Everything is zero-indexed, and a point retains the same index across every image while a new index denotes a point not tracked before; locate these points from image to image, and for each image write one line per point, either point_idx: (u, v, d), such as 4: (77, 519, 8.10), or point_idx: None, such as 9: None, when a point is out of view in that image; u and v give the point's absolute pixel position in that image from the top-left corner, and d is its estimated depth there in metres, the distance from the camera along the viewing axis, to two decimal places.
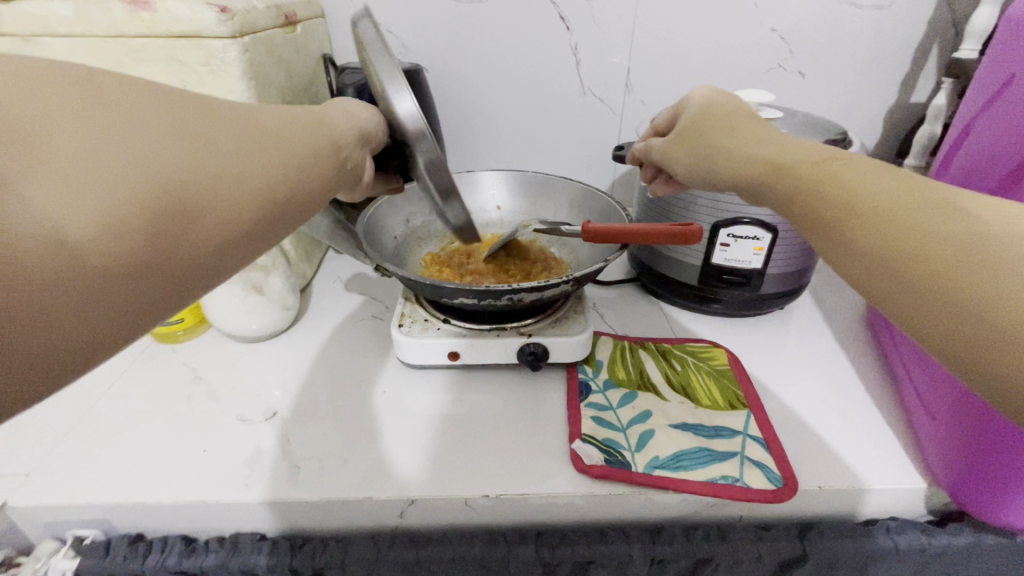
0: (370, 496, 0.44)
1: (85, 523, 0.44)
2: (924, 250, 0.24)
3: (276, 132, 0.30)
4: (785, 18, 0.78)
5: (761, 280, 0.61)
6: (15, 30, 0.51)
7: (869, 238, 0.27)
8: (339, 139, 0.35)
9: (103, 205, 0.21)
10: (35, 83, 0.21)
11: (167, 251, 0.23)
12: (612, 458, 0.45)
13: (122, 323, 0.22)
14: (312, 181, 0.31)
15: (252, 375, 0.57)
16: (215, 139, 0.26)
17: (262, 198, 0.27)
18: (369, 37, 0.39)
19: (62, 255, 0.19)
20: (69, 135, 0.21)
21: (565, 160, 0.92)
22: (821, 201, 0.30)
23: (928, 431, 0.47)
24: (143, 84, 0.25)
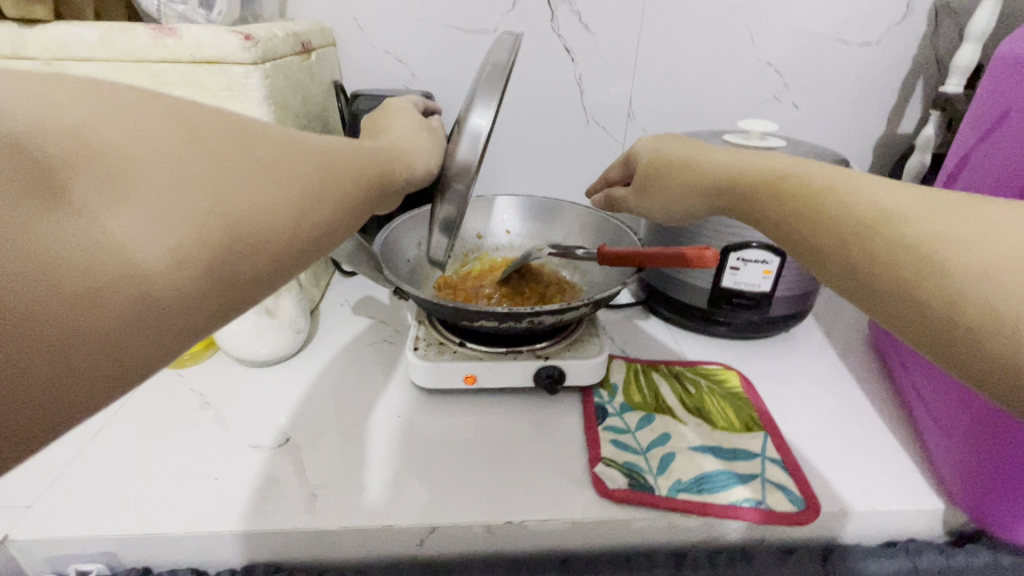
0: (392, 523, 0.43)
1: (90, 556, 0.42)
2: (911, 271, 0.27)
3: (332, 158, 0.31)
4: (779, 53, 0.82)
5: (769, 303, 0.62)
6: (37, 55, 0.49)
7: (861, 260, 0.29)
8: (388, 166, 0.37)
9: (167, 235, 0.23)
10: (133, 116, 0.24)
11: (218, 277, 0.25)
12: (635, 481, 0.45)
13: (170, 342, 0.24)
14: (356, 207, 0.32)
15: (264, 400, 0.56)
16: (276, 168, 0.28)
17: (309, 226, 0.29)
18: (497, 61, 0.41)
19: (125, 284, 0.22)
20: (146, 169, 0.23)
21: (569, 186, 0.94)
22: (793, 215, 0.34)
23: (941, 450, 0.48)
24: (218, 117, 0.27)
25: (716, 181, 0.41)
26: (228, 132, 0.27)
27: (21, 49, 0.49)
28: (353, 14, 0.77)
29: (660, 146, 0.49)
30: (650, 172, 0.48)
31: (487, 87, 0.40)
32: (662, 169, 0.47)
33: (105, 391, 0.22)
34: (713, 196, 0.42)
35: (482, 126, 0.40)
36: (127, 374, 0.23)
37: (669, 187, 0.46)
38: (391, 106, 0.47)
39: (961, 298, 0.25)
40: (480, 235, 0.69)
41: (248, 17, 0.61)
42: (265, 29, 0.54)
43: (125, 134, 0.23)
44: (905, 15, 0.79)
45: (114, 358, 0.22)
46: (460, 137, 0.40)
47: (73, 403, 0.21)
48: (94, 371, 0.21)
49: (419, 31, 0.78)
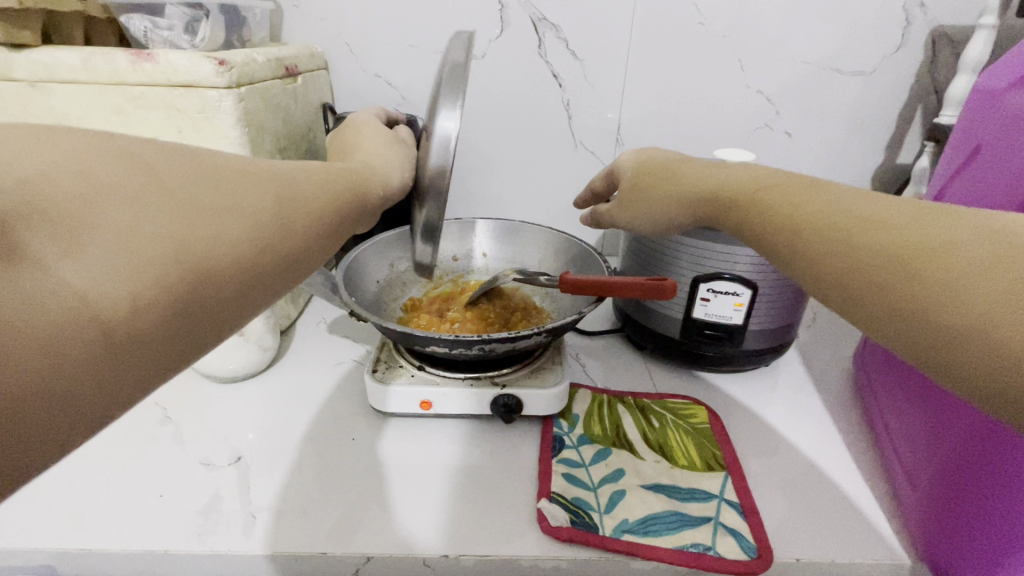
0: (327, 551, 0.42)
1: (28, 569, 0.43)
2: (881, 276, 0.26)
3: (301, 186, 0.30)
4: (770, 81, 0.81)
5: (743, 336, 0.60)
6: (24, 76, 0.52)
7: (837, 267, 0.28)
8: (368, 189, 0.36)
9: (129, 279, 0.21)
10: (79, 153, 0.21)
11: (184, 317, 0.23)
12: (580, 519, 0.43)
13: (131, 390, 0.22)
14: (325, 236, 0.31)
15: (224, 417, 0.56)
16: (241, 200, 0.26)
17: (276, 258, 0.27)
18: (455, 58, 0.38)
19: (84, 333, 0.19)
20: (109, 212, 0.21)
21: (557, 209, 0.93)
22: (778, 231, 0.33)
23: (910, 504, 0.45)
24: (176, 150, 0.25)
25: (702, 193, 0.40)
26: (192, 165, 0.25)
27: (9, 71, 0.52)
28: (346, 39, 0.79)
29: (646, 162, 0.47)
30: (633, 188, 0.48)
31: (449, 88, 0.37)
32: (649, 183, 0.46)
33: (56, 455, 0.20)
34: (700, 207, 0.41)
35: (450, 130, 0.36)
36: (85, 430, 0.20)
37: (658, 199, 0.45)
38: (354, 124, 0.46)
39: (926, 302, 0.24)
40: (456, 258, 0.69)
41: (235, 42, 0.63)
42: (244, 54, 0.56)
43: (78, 175, 0.21)
44: (901, 45, 0.77)
45: (71, 414, 0.20)
46: (430, 144, 0.37)
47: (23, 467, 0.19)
48: (50, 432, 0.19)
49: (408, 56, 0.80)
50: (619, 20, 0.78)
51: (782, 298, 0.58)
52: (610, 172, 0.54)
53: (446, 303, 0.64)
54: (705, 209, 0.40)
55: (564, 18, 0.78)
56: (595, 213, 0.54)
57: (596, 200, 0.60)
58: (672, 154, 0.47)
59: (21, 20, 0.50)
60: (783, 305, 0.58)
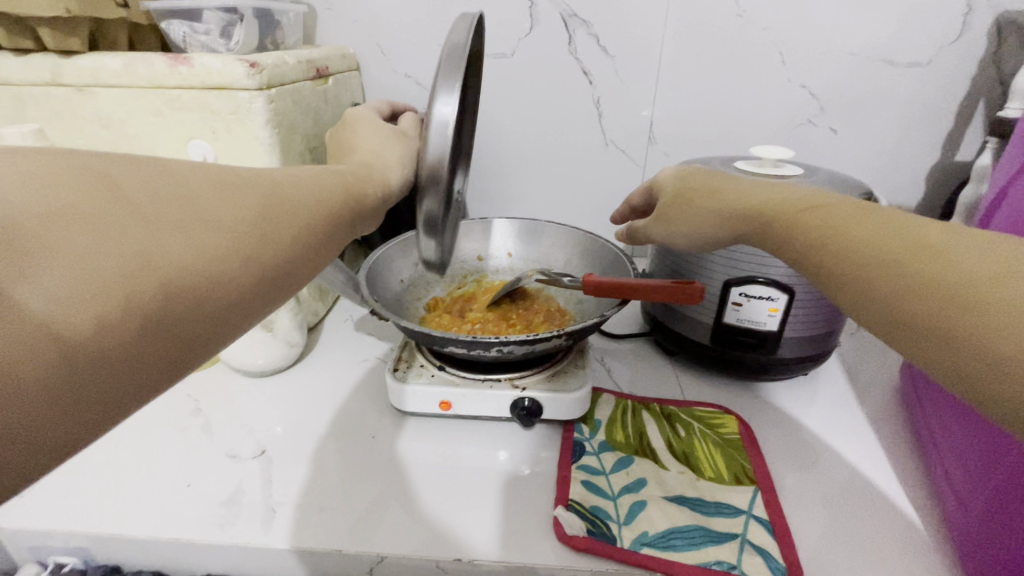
0: (341, 549, 0.42)
1: (66, 550, 0.45)
2: (931, 304, 0.25)
3: (284, 196, 0.31)
4: (815, 75, 0.77)
5: (778, 343, 0.57)
6: (72, 81, 0.55)
7: (885, 296, 0.27)
8: (366, 193, 0.37)
9: (95, 301, 0.21)
10: (50, 176, 0.22)
11: (156, 334, 0.23)
12: (597, 530, 0.42)
13: (102, 410, 0.22)
14: (311, 248, 0.31)
15: (251, 411, 0.57)
16: (217, 217, 0.26)
17: (256, 273, 0.28)
18: (450, 40, 0.37)
19: (47, 355, 0.20)
20: (73, 233, 0.21)
21: (586, 209, 0.92)
22: (821, 250, 0.32)
23: (958, 527, 0.42)
24: (151, 169, 0.25)
25: (742, 211, 0.39)
26: (165, 182, 0.25)
27: (58, 77, 0.55)
28: (377, 40, 0.80)
29: (684, 176, 0.46)
30: (673, 201, 0.45)
31: (445, 71, 0.36)
32: (689, 200, 0.44)
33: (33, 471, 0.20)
34: (742, 224, 0.40)
35: (448, 115, 0.36)
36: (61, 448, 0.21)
37: (694, 216, 0.43)
38: (351, 120, 0.46)
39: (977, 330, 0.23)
40: (481, 257, 0.68)
41: (269, 45, 0.65)
42: (275, 56, 0.57)
43: (44, 197, 0.21)
44: (962, 33, 0.72)
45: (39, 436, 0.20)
46: (429, 133, 0.36)
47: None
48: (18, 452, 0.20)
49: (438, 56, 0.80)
50: (652, 14, 0.75)
51: (821, 303, 0.54)
52: (647, 188, 0.53)
53: (468, 303, 0.63)
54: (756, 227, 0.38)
55: (594, 14, 0.76)
56: (630, 228, 0.52)
57: (633, 214, 0.58)
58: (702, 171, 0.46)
59: (70, 29, 0.53)
60: (822, 311, 0.55)
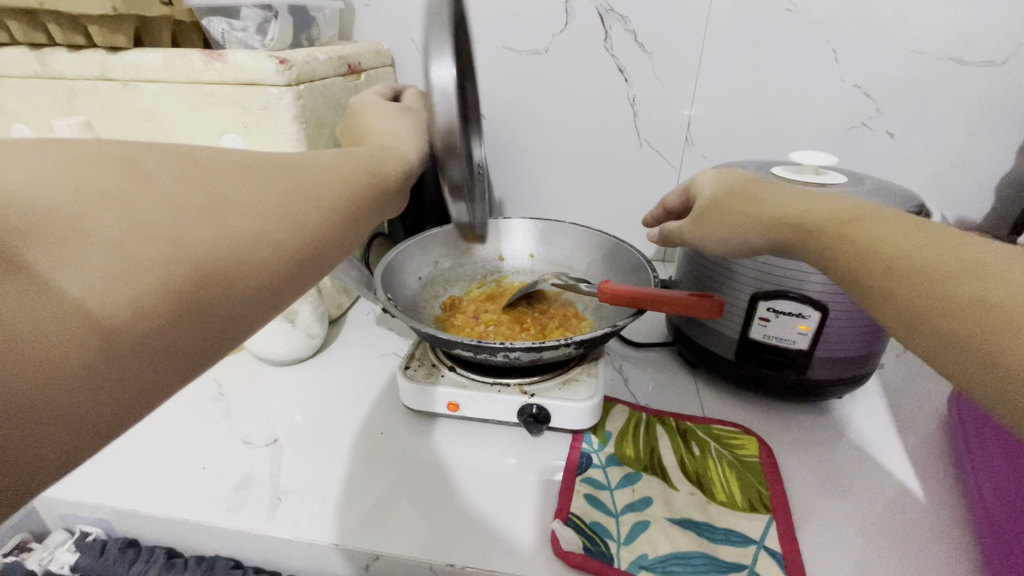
0: (339, 543, 0.42)
1: (90, 521, 0.47)
2: (959, 315, 0.25)
3: (308, 183, 0.31)
4: (872, 75, 0.71)
5: (809, 363, 0.53)
6: (117, 76, 0.57)
7: (917, 307, 0.27)
8: (387, 169, 0.38)
9: (132, 282, 0.21)
10: (77, 168, 0.23)
11: (192, 316, 0.23)
12: (595, 547, 0.41)
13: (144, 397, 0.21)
14: (340, 233, 0.32)
15: (270, 399, 0.59)
16: (244, 202, 0.27)
17: (288, 256, 0.28)
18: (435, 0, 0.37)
19: (88, 337, 0.19)
20: (105, 218, 0.22)
21: (616, 210, 0.89)
22: (862, 260, 0.31)
23: (995, 561, 0.40)
24: (176, 159, 0.26)
25: (783, 217, 0.37)
26: (191, 172, 0.26)
27: (105, 72, 0.58)
28: (413, 37, 0.80)
29: (724, 180, 0.44)
30: (712, 204, 0.44)
31: (435, 33, 0.35)
32: (728, 195, 0.43)
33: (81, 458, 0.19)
34: (785, 236, 0.38)
35: (447, 80, 0.35)
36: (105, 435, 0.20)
37: (736, 222, 0.41)
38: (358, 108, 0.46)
39: (1000, 339, 0.23)
40: (502, 257, 0.67)
41: (304, 41, 0.66)
42: (306, 52, 0.58)
43: (71, 187, 0.22)
44: None
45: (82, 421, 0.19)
46: (432, 101, 0.36)
47: (36, 479, 0.18)
48: (63, 440, 0.19)
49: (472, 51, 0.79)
50: (694, 9, 0.72)
51: (859, 323, 0.50)
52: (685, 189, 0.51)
53: (486, 303, 0.63)
54: (787, 236, 0.37)
55: (633, 9, 0.73)
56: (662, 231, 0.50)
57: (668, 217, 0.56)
58: (739, 174, 0.44)
59: (117, 26, 0.55)
60: (861, 331, 0.51)
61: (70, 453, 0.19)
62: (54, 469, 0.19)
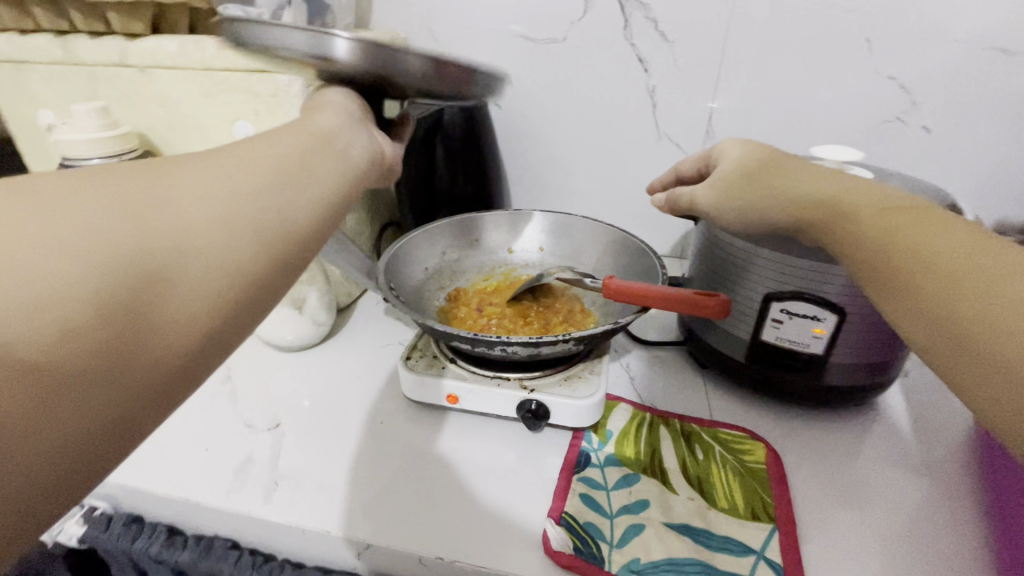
0: (331, 531, 0.42)
1: (98, 495, 0.49)
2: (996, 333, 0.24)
3: (251, 162, 0.29)
4: (908, 66, 0.67)
5: (823, 368, 0.51)
6: (136, 62, 0.58)
7: (953, 319, 0.26)
8: (340, 129, 0.34)
9: (59, 321, 0.21)
10: None
11: (136, 336, 0.23)
12: (587, 549, 0.40)
13: (123, 424, 0.23)
14: (305, 205, 0.29)
15: (276, 384, 0.60)
16: (174, 201, 0.25)
17: (246, 245, 0.26)
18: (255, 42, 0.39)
19: (25, 387, 0.20)
20: (15, 259, 0.21)
21: (633, 204, 0.87)
22: (889, 263, 0.30)
23: None
24: (86, 174, 0.25)
25: (820, 199, 0.35)
26: (106, 182, 0.24)
27: (123, 58, 0.59)
28: (429, 25, 0.79)
29: (754, 152, 0.42)
30: (740, 175, 0.41)
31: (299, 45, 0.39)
32: (745, 180, 0.41)
33: (70, 493, 0.21)
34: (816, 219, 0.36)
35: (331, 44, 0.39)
36: (87, 467, 0.22)
37: (765, 198, 0.39)
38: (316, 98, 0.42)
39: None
40: (511, 250, 0.66)
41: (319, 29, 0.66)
42: None
43: None
44: None
45: (64, 459, 0.21)
46: (342, 55, 0.39)
47: (31, 521, 0.20)
48: (40, 482, 0.20)
49: (488, 40, 0.78)
50: None
51: (880, 329, 0.48)
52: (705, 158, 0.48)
53: (492, 296, 0.62)
54: (818, 220, 0.35)
55: None
56: (675, 198, 0.47)
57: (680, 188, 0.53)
58: (768, 148, 0.42)
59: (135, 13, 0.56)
60: (881, 337, 0.48)
61: (53, 492, 0.21)
62: (39, 511, 0.20)
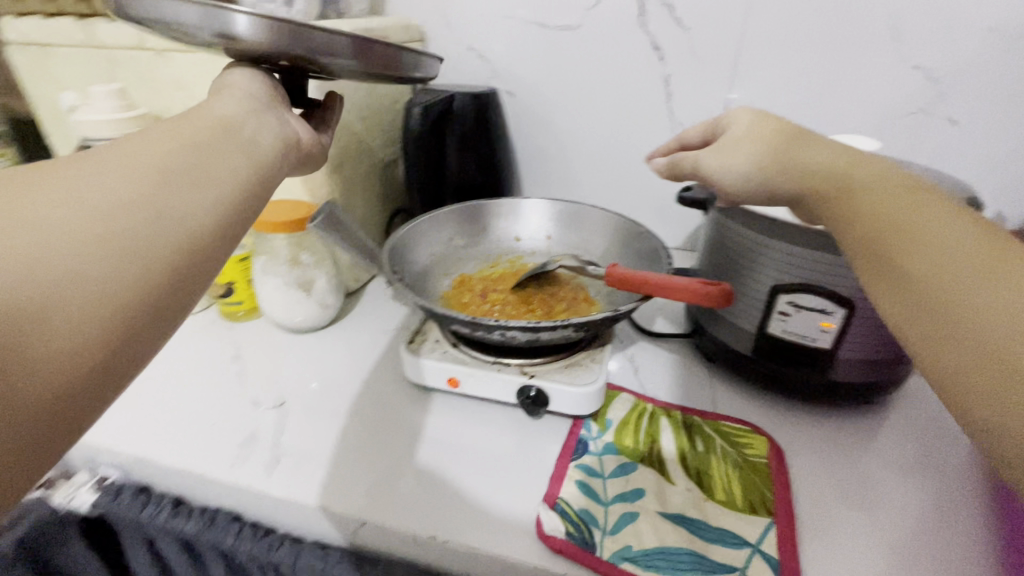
0: (329, 507, 0.43)
1: (109, 465, 0.51)
2: (961, 293, 0.24)
3: (142, 164, 0.28)
4: (934, 55, 0.64)
5: (831, 363, 0.50)
6: (153, 46, 0.60)
7: (926, 294, 0.26)
8: (242, 120, 0.34)
9: None
10: None
11: (29, 354, 0.21)
12: (579, 535, 0.40)
13: (30, 458, 0.22)
14: (208, 202, 0.29)
15: (283, 364, 0.61)
16: (54, 213, 0.24)
17: (147, 249, 0.26)
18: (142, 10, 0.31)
19: None
20: None
21: (645, 195, 0.86)
22: (884, 243, 0.29)
23: None
24: None
25: (823, 175, 0.35)
26: None
27: (141, 41, 0.60)
28: (443, 11, 0.79)
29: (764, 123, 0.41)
30: (749, 140, 0.40)
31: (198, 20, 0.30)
32: (752, 146, 0.40)
33: None
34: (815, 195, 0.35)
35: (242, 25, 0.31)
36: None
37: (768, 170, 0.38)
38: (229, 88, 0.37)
39: (991, 321, 0.23)
40: (518, 238, 0.66)
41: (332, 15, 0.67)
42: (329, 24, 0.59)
43: None
44: None
45: None
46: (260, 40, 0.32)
47: None
48: None
49: (501, 27, 0.78)
50: None
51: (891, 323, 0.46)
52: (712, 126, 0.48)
53: (497, 283, 0.62)
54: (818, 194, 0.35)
55: None
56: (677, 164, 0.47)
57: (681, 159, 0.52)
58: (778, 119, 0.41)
59: None
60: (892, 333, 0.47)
61: None
62: None
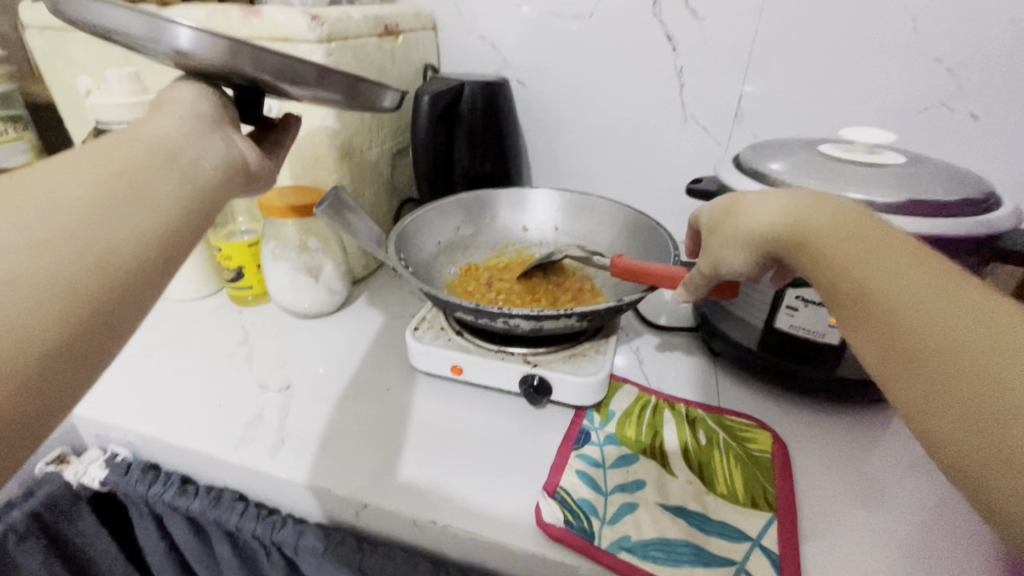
0: (330, 488, 0.44)
1: (119, 442, 0.52)
2: (941, 341, 0.25)
3: (69, 190, 0.27)
4: (957, 46, 0.63)
5: (838, 359, 0.49)
6: None
7: (893, 334, 0.27)
8: (181, 139, 0.32)
9: None
10: None
11: None
12: (578, 523, 0.40)
13: None
14: (141, 222, 0.28)
15: (290, 348, 0.61)
16: None
17: (74, 275, 0.25)
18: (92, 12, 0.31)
19: None
20: None
21: (656, 188, 0.85)
22: (846, 283, 0.30)
23: None
24: None
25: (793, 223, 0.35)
26: None
27: None
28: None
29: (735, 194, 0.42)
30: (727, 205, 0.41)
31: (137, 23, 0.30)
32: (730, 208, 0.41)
33: None
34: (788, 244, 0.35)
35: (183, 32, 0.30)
36: None
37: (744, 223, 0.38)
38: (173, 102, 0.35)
39: (968, 367, 0.23)
40: (525, 228, 0.66)
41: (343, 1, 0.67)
42: (340, 10, 0.59)
43: None
44: None
45: None
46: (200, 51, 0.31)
47: None
48: None
49: (513, 15, 0.77)
50: None
51: None
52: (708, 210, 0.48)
53: (503, 272, 0.62)
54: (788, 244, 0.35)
55: None
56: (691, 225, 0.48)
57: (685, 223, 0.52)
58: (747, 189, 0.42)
59: None
60: None
61: None
62: None
